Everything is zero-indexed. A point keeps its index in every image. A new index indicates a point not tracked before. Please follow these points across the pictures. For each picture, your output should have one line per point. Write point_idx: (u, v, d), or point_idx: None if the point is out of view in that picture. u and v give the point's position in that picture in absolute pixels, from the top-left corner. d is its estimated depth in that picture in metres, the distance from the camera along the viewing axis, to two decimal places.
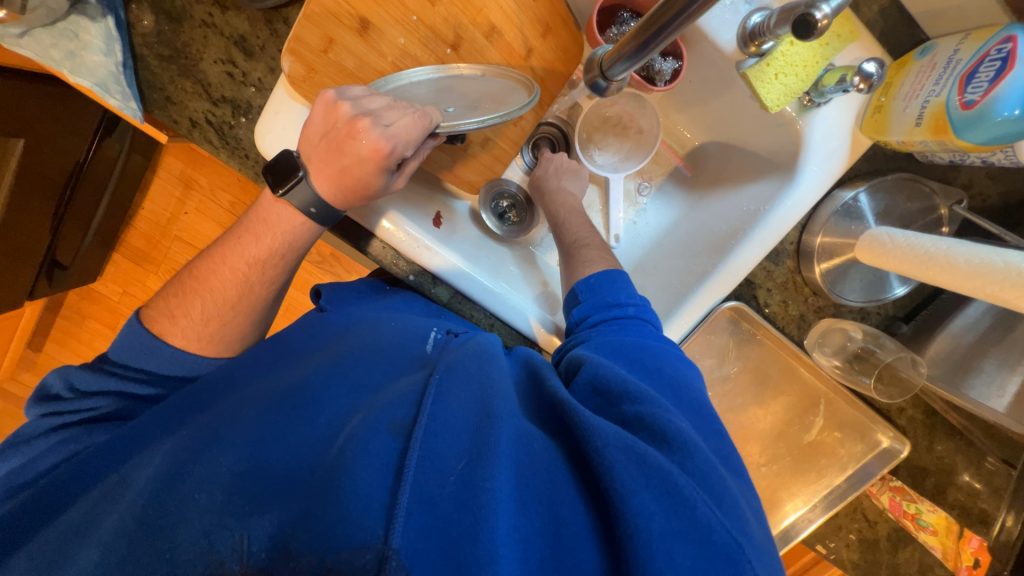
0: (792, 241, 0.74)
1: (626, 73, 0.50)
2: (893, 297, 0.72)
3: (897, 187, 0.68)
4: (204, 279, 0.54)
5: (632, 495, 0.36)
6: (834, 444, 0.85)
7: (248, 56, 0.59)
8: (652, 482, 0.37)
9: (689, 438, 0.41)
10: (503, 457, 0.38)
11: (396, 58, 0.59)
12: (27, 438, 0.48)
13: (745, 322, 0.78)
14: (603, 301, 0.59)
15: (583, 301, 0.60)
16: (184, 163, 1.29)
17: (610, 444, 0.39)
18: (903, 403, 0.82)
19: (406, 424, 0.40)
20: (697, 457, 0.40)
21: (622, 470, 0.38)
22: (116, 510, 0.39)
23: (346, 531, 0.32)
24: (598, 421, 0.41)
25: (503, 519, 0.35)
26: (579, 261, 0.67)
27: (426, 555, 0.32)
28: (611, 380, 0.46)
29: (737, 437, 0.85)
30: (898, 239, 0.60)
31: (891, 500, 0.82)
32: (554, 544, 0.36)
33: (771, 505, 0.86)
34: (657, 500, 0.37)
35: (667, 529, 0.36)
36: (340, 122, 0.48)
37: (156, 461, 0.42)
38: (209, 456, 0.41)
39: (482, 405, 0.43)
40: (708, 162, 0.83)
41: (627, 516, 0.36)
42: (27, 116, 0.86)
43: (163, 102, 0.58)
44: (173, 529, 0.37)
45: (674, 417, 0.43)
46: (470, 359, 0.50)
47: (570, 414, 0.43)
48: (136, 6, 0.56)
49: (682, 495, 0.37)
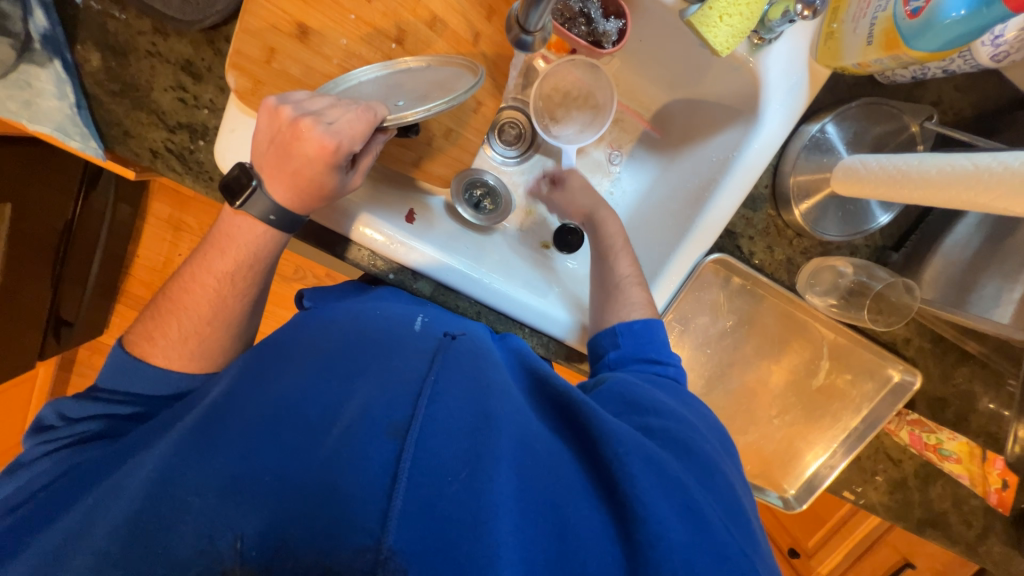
0: (766, 184, 0.72)
1: (542, 19, 0.52)
2: (877, 226, 0.70)
3: (864, 113, 0.67)
4: (178, 299, 0.55)
5: (649, 506, 0.38)
6: (846, 386, 0.83)
7: (197, 79, 0.59)
8: (670, 494, 0.39)
9: (713, 462, 0.45)
10: (506, 461, 0.38)
11: (341, 59, 0.59)
12: (30, 460, 0.49)
13: (735, 276, 0.76)
14: (641, 348, 0.60)
15: (622, 346, 0.60)
16: (171, 206, 1.31)
17: (637, 458, 0.41)
18: (909, 334, 0.80)
19: (403, 425, 0.38)
20: (716, 478, 0.44)
21: (641, 476, 0.39)
22: (106, 533, 0.39)
23: (347, 530, 0.34)
24: (615, 425, 0.43)
25: (506, 520, 0.35)
26: (628, 299, 0.65)
27: (423, 553, 0.33)
28: (640, 397, 0.50)
29: (746, 393, 0.84)
30: (871, 164, 0.59)
31: (911, 435, 0.82)
32: (560, 546, 0.36)
33: (792, 457, 0.87)
34: (676, 512, 0.38)
35: (683, 538, 0.37)
36: (283, 127, 0.49)
37: (150, 463, 0.42)
38: (204, 454, 0.41)
39: (481, 406, 0.41)
40: (674, 121, 0.83)
41: (642, 521, 0.37)
42: (15, 183, 0.89)
43: (122, 137, 0.59)
44: (163, 534, 0.37)
45: (696, 438, 0.46)
46: (465, 355, 0.46)
47: (586, 413, 0.44)
48: (82, 46, 0.57)
49: (699, 510, 0.39)
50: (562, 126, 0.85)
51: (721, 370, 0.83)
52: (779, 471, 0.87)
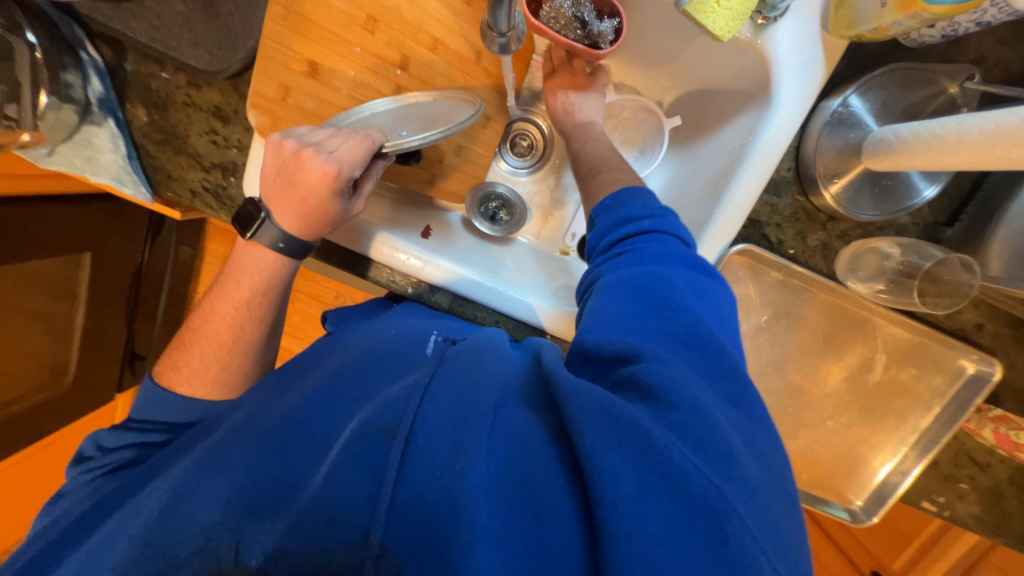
0: (788, 167, 0.68)
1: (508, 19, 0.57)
2: (924, 200, 0.64)
3: (892, 80, 0.62)
4: (200, 329, 0.59)
5: (600, 458, 0.35)
6: (910, 382, 0.75)
7: (226, 122, 0.65)
8: (624, 441, 0.36)
9: (676, 388, 0.39)
10: (481, 442, 0.38)
11: (351, 89, 0.64)
12: (72, 490, 0.52)
13: (767, 267, 0.71)
14: (616, 219, 0.54)
15: (598, 226, 0.57)
16: (225, 244, 1.43)
17: (583, 410, 0.38)
18: (981, 318, 0.71)
19: (395, 425, 0.40)
20: (682, 408, 0.39)
21: (593, 432, 0.37)
22: (119, 550, 0.40)
23: (334, 534, 0.36)
24: (575, 386, 0.40)
25: (479, 501, 0.35)
26: (596, 185, 0.63)
27: (411, 551, 0.34)
28: (599, 346, 0.44)
29: (797, 395, 0.78)
30: (904, 134, 0.55)
31: (995, 434, 0.71)
32: (534, 521, 0.35)
33: (856, 463, 0.78)
34: (627, 460, 0.35)
35: (638, 487, 0.34)
36: (288, 159, 0.52)
37: (168, 481, 0.44)
38: (208, 476, 0.42)
39: (468, 396, 0.42)
40: (686, 115, 0.79)
41: (595, 479, 0.35)
42: (98, 235, 1.02)
43: (166, 180, 0.66)
44: (176, 540, 0.39)
45: (664, 369, 0.41)
46: (462, 356, 0.48)
47: (555, 382, 0.42)
48: (131, 104, 0.64)
49: (654, 448, 0.36)
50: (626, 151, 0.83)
51: (765, 371, 0.77)
52: (843, 480, 0.79)
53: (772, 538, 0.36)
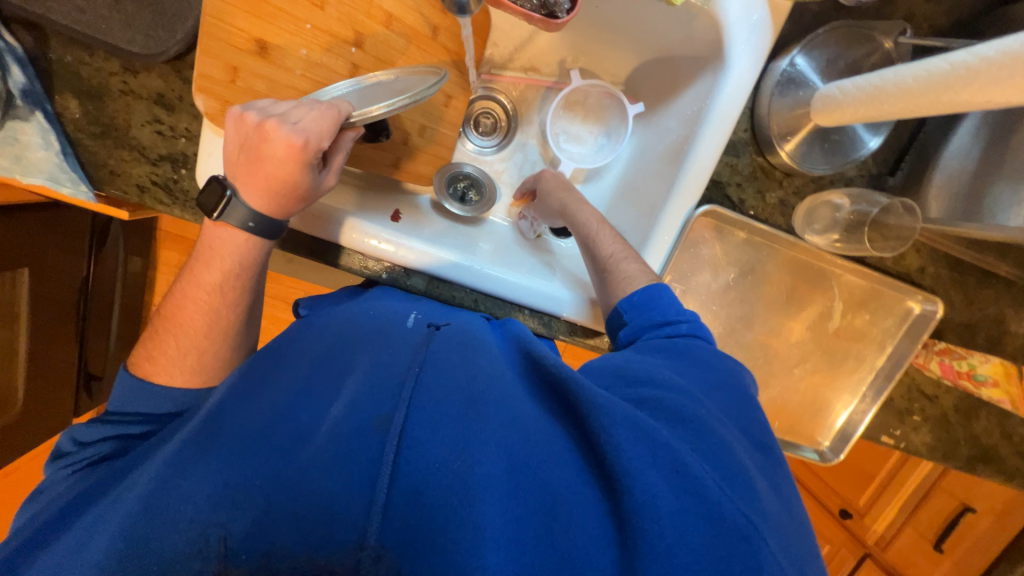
0: (744, 128, 0.71)
1: None
2: (871, 150, 0.69)
3: (834, 39, 0.66)
4: (173, 316, 0.56)
5: (639, 475, 0.37)
6: (866, 326, 0.80)
7: (170, 110, 0.62)
8: (661, 460, 0.38)
9: (707, 422, 0.42)
10: (492, 441, 0.39)
11: (304, 69, 0.61)
12: (49, 486, 0.49)
13: (728, 227, 0.74)
14: (649, 319, 0.56)
15: (629, 322, 0.58)
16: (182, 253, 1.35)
17: (614, 420, 0.39)
18: (923, 262, 0.77)
19: (388, 415, 0.40)
20: (713, 440, 0.41)
21: (632, 448, 0.38)
22: (98, 546, 0.38)
23: (337, 531, 0.35)
24: (608, 398, 0.41)
25: (490, 504, 0.36)
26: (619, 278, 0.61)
27: (408, 542, 0.35)
28: (635, 368, 0.48)
29: (765, 349, 0.82)
30: (847, 88, 0.58)
31: (941, 366, 0.78)
32: (549, 521, 0.36)
33: (822, 408, 0.83)
34: (662, 477, 0.37)
35: (675, 506, 0.36)
36: (251, 131, 0.49)
37: (150, 473, 0.42)
38: (189, 467, 0.40)
39: (466, 391, 0.42)
40: (645, 83, 0.81)
41: (632, 492, 0.36)
42: (41, 248, 0.94)
43: (109, 177, 0.61)
44: (161, 529, 0.38)
45: (695, 403, 0.44)
46: (450, 349, 0.46)
47: (571, 384, 0.42)
48: (60, 95, 0.59)
49: (692, 475, 0.38)
50: (592, 129, 0.88)
51: (733, 328, 0.80)
52: (810, 425, 0.84)
53: (796, 564, 0.38)
